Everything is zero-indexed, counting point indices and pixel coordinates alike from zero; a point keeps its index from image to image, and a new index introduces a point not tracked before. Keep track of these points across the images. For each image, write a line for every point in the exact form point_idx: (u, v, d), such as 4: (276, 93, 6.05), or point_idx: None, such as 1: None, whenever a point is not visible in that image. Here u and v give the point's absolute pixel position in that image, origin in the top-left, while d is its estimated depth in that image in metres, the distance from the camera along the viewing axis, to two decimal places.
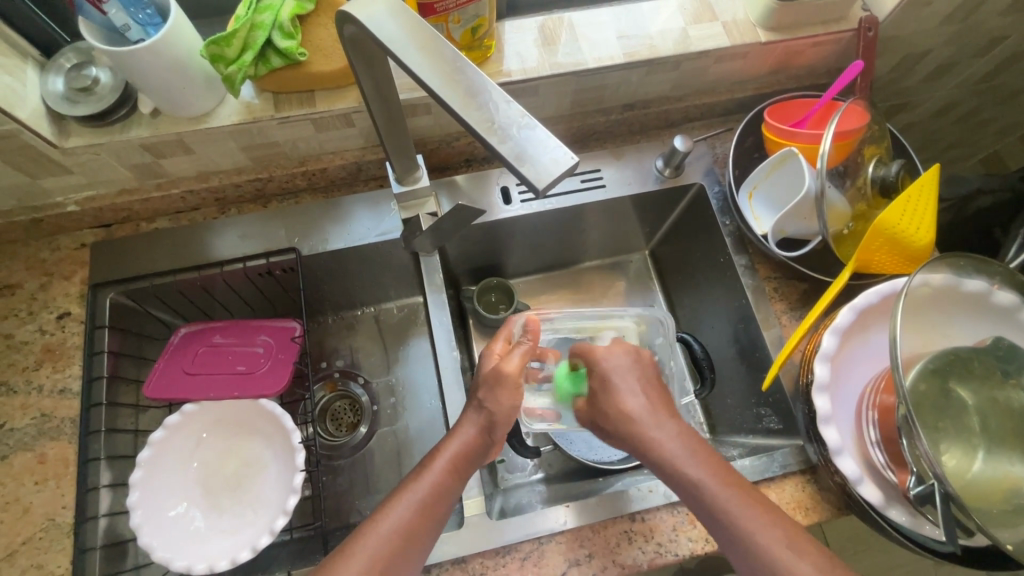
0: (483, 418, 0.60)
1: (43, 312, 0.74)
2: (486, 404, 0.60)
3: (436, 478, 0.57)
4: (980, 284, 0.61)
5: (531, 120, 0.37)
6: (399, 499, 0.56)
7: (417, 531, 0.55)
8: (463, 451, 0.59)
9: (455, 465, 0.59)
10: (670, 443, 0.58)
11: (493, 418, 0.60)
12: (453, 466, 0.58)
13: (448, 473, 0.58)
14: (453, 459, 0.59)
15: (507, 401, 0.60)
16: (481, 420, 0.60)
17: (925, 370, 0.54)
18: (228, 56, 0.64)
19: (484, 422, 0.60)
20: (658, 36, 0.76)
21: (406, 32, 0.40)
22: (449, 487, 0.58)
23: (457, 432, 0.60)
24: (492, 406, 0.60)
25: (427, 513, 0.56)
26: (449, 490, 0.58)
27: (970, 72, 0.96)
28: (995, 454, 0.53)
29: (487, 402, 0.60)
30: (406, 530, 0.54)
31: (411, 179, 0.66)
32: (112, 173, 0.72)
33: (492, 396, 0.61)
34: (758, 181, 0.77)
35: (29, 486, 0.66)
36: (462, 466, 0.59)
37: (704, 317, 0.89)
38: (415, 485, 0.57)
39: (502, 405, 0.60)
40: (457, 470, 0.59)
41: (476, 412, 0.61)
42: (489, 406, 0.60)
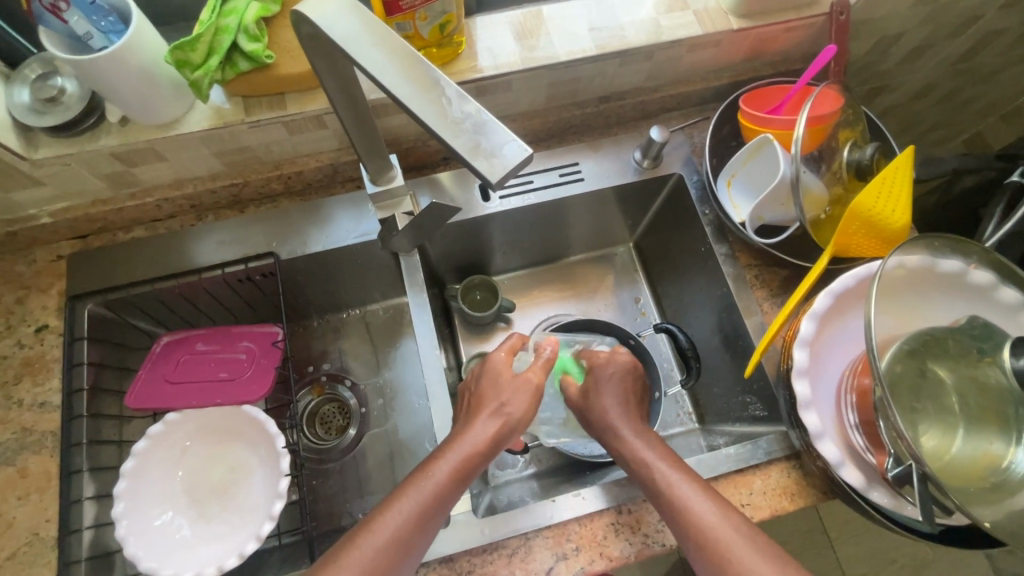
0: (508, 419, 0.61)
1: (20, 326, 0.73)
2: (508, 409, 0.61)
3: (439, 485, 0.55)
4: (955, 264, 0.61)
5: (485, 116, 0.37)
6: (396, 506, 0.54)
7: (411, 540, 0.53)
8: (469, 457, 0.57)
9: (462, 469, 0.57)
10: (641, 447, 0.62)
11: (509, 422, 0.61)
12: (458, 473, 0.56)
13: (454, 481, 0.56)
14: (460, 465, 0.57)
15: (524, 407, 0.62)
16: (493, 421, 0.60)
17: (900, 351, 0.54)
18: (193, 61, 0.63)
19: (497, 424, 0.60)
20: (630, 27, 0.76)
21: (362, 28, 0.40)
22: (452, 493, 0.56)
23: (469, 432, 0.59)
24: (514, 410, 0.61)
25: (425, 520, 0.54)
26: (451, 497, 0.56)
27: (947, 53, 0.96)
28: (973, 433, 0.53)
29: (509, 405, 0.61)
30: (404, 540, 0.52)
31: (385, 179, 0.66)
32: (85, 183, 0.71)
33: (513, 400, 0.62)
34: (736, 169, 0.77)
35: (11, 501, 0.66)
36: (466, 473, 0.57)
37: (689, 307, 0.89)
38: (421, 485, 0.55)
39: (521, 408, 0.62)
40: (460, 477, 0.56)
41: (492, 416, 0.61)
42: (508, 404, 0.62)
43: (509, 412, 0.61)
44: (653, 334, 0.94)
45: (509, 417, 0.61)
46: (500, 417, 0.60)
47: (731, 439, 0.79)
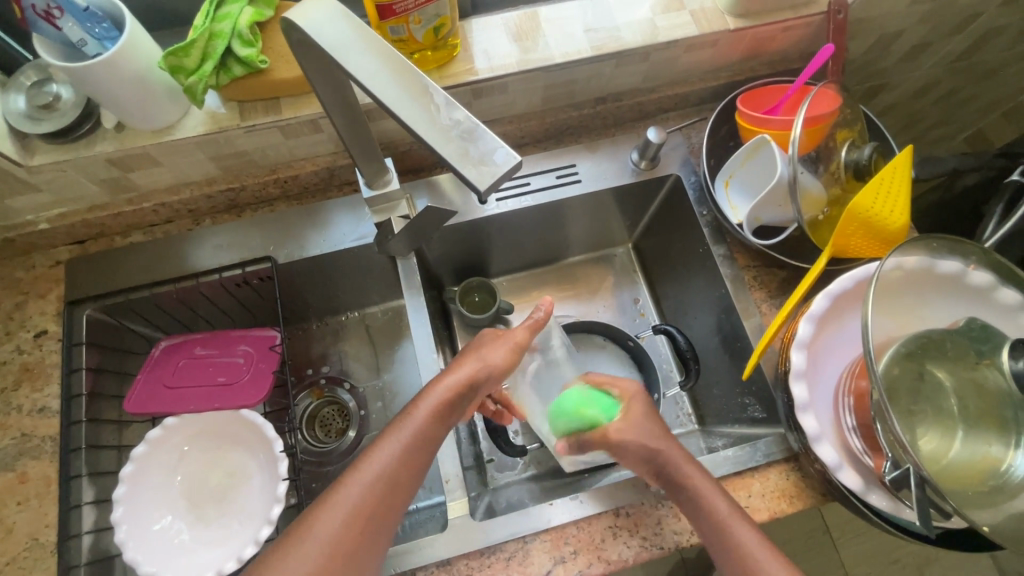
0: (484, 367, 0.62)
1: (19, 332, 0.73)
2: (486, 355, 0.62)
3: (423, 425, 0.56)
4: (954, 265, 0.61)
5: (474, 122, 0.36)
6: (381, 451, 0.54)
7: (396, 483, 0.53)
8: (450, 399, 0.59)
9: (443, 411, 0.58)
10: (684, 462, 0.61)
11: (486, 369, 0.62)
12: (439, 413, 0.58)
13: (433, 422, 0.57)
14: (439, 409, 0.58)
15: (501, 357, 0.63)
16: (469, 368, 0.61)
17: (898, 354, 0.54)
18: (187, 66, 0.63)
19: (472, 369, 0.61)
20: (625, 27, 0.76)
21: (352, 33, 0.40)
22: (434, 435, 0.57)
23: (449, 375, 0.60)
24: (491, 357, 0.62)
25: (411, 462, 0.55)
26: (432, 439, 0.57)
27: (947, 50, 0.95)
28: (972, 435, 0.53)
29: (487, 355, 0.63)
30: (389, 481, 0.53)
31: (381, 182, 0.65)
32: (81, 189, 0.72)
33: (491, 349, 0.64)
34: (734, 169, 0.76)
35: (11, 506, 0.66)
36: (446, 416, 0.58)
37: (688, 309, 0.88)
38: (404, 430, 0.56)
39: (500, 358, 0.63)
40: (443, 419, 0.58)
41: (472, 360, 0.62)
42: (485, 355, 0.63)
43: (488, 361, 0.62)
44: (652, 336, 0.94)
45: (488, 363, 0.62)
46: (477, 364, 0.62)
47: (730, 441, 0.79)
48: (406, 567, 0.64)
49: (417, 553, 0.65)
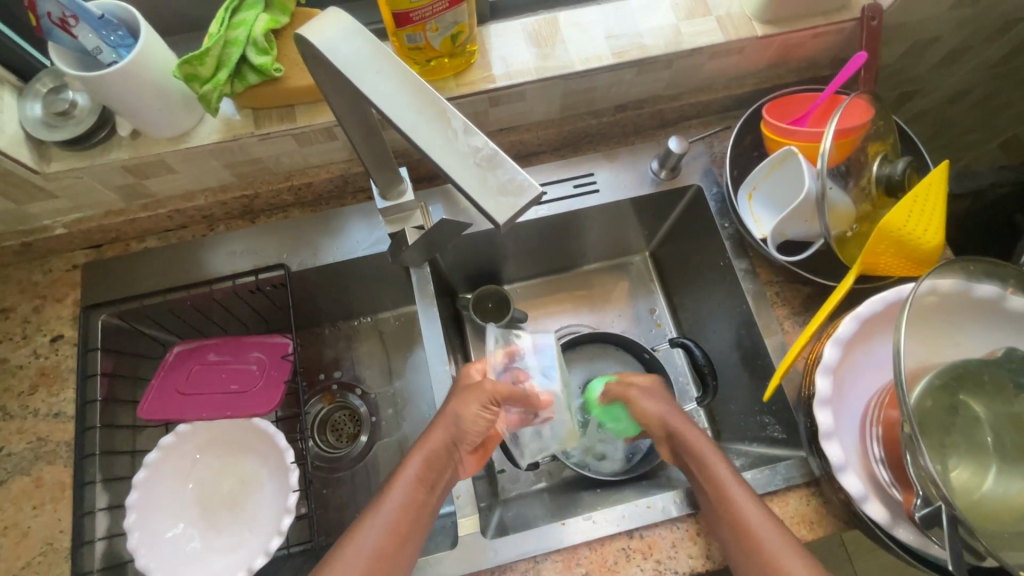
0: (458, 433, 0.64)
1: (36, 336, 0.74)
2: (456, 415, 0.65)
3: (409, 482, 0.61)
4: (992, 290, 0.58)
5: (493, 149, 0.35)
6: (370, 517, 0.58)
7: (397, 542, 0.57)
8: (430, 456, 0.63)
9: (422, 473, 0.62)
10: (746, 498, 0.59)
11: (458, 424, 0.65)
12: (424, 469, 0.62)
13: (415, 486, 0.61)
14: (422, 469, 0.62)
15: (475, 411, 0.65)
16: (444, 426, 0.65)
17: (931, 385, 0.52)
18: (202, 75, 0.62)
19: (446, 429, 0.64)
20: (648, 34, 0.73)
21: (366, 50, 0.39)
22: (420, 496, 0.60)
23: (428, 436, 0.64)
24: (461, 412, 0.65)
25: (412, 511, 0.59)
26: (419, 500, 0.60)
27: (985, 56, 0.91)
28: (1009, 472, 0.50)
29: (457, 420, 0.65)
30: (398, 528, 0.57)
31: (395, 193, 0.64)
32: (98, 195, 0.72)
33: (462, 406, 0.65)
34: (758, 181, 0.74)
35: (26, 511, 0.67)
36: (431, 474, 0.62)
37: (706, 321, 0.86)
38: (393, 494, 0.60)
39: (470, 411, 0.65)
40: (428, 472, 0.62)
41: (442, 419, 0.65)
42: (456, 418, 0.65)
43: (461, 421, 0.65)
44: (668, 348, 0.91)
45: (459, 424, 0.65)
46: (449, 422, 0.65)
47: (747, 461, 0.77)
48: None
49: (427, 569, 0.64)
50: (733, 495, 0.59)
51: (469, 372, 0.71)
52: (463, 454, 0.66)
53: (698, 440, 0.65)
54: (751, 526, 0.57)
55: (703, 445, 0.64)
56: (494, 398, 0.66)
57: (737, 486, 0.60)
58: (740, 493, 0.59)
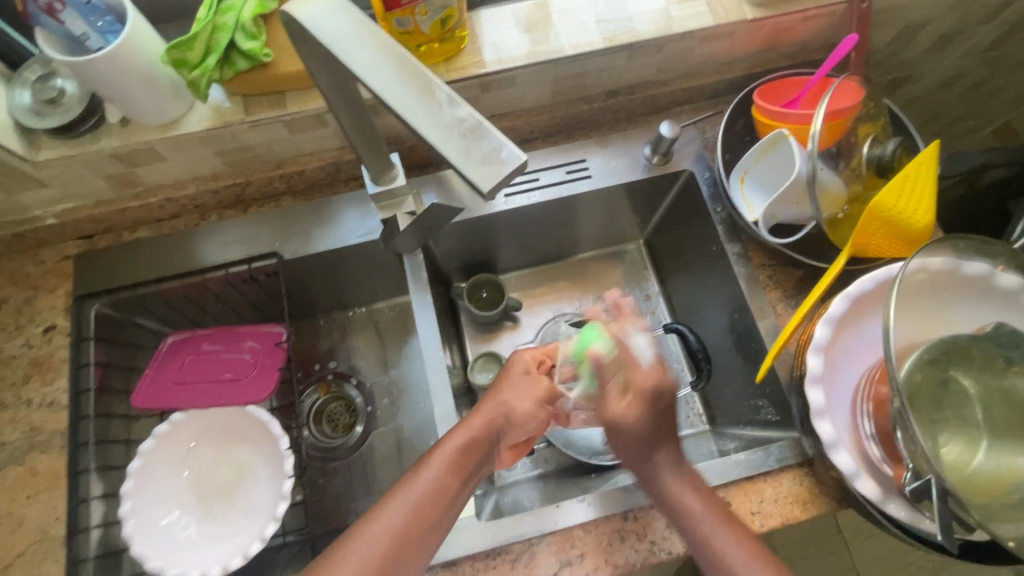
0: (509, 422, 0.62)
1: (29, 326, 0.74)
2: (507, 402, 0.62)
3: (442, 468, 0.57)
4: (982, 267, 0.58)
5: (477, 120, 0.35)
6: (399, 497, 0.55)
7: (421, 526, 0.54)
8: (469, 443, 0.59)
9: (461, 459, 0.58)
10: (673, 472, 0.60)
11: (508, 414, 0.62)
12: (460, 457, 0.58)
13: (450, 469, 0.57)
14: (461, 454, 0.58)
15: (526, 401, 0.62)
16: (492, 413, 0.61)
17: (920, 360, 0.52)
18: (191, 60, 0.62)
19: (494, 415, 0.61)
20: (638, 18, 0.73)
21: (350, 26, 0.39)
22: (453, 485, 0.57)
23: (470, 420, 0.60)
24: (514, 402, 0.62)
25: (440, 498, 0.56)
26: (452, 487, 0.57)
27: (975, 40, 0.92)
28: (998, 446, 0.51)
29: (509, 408, 0.62)
30: (424, 513, 0.55)
31: (386, 179, 0.64)
32: (88, 184, 0.71)
33: (517, 395, 0.63)
34: (750, 165, 0.74)
35: (21, 500, 0.67)
36: (469, 461, 0.58)
37: (700, 307, 0.86)
38: (426, 474, 0.56)
39: (523, 403, 0.62)
40: (463, 462, 0.58)
41: (493, 405, 0.62)
42: (506, 404, 0.62)
43: (510, 409, 0.62)
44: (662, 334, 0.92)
45: (508, 412, 0.62)
46: (496, 410, 0.61)
47: (742, 444, 0.77)
48: None
49: None
50: (664, 473, 0.60)
51: (523, 358, 0.66)
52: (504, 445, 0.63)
53: (643, 431, 0.61)
54: (690, 507, 0.58)
55: (653, 431, 0.61)
56: (550, 394, 0.64)
57: (667, 465, 0.60)
58: (674, 471, 0.60)
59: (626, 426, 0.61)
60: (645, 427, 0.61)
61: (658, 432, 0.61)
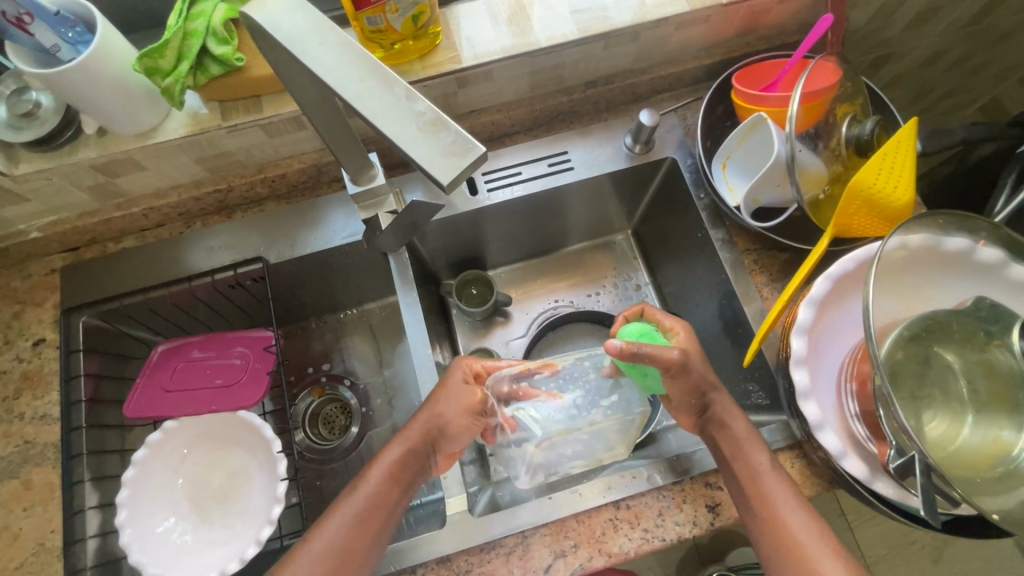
0: (440, 446, 0.63)
1: (18, 341, 0.74)
2: (437, 411, 0.64)
3: (376, 483, 0.60)
4: (961, 242, 0.58)
5: (436, 113, 0.36)
6: (338, 512, 0.58)
7: (364, 533, 0.57)
8: (404, 456, 0.62)
9: (398, 470, 0.61)
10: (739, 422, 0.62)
11: (441, 425, 0.63)
12: (394, 472, 0.61)
13: (388, 481, 0.60)
14: (399, 465, 0.61)
15: (456, 410, 0.64)
16: (426, 424, 0.63)
17: (901, 337, 0.52)
18: (163, 68, 0.63)
19: (428, 427, 0.63)
20: (612, 7, 0.73)
21: (308, 26, 0.39)
22: (391, 495, 0.60)
23: (403, 436, 0.63)
24: (443, 411, 0.64)
25: (377, 509, 0.59)
26: (391, 494, 0.60)
27: (956, 16, 0.91)
28: (981, 419, 0.50)
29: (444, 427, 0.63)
30: (360, 523, 0.57)
31: (365, 178, 0.64)
32: (70, 196, 0.72)
33: (447, 404, 0.64)
34: (731, 150, 0.74)
35: (17, 513, 0.67)
36: (406, 471, 0.61)
37: (689, 295, 0.86)
38: (366, 484, 0.60)
39: (453, 408, 0.64)
40: (397, 477, 0.61)
41: (424, 417, 0.64)
42: (441, 419, 0.63)
43: (444, 423, 0.63)
44: None
45: (441, 420, 0.63)
46: (431, 420, 0.63)
47: None
48: (405, 565, 0.64)
49: (416, 549, 0.65)
50: (727, 419, 0.63)
51: (461, 367, 0.68)
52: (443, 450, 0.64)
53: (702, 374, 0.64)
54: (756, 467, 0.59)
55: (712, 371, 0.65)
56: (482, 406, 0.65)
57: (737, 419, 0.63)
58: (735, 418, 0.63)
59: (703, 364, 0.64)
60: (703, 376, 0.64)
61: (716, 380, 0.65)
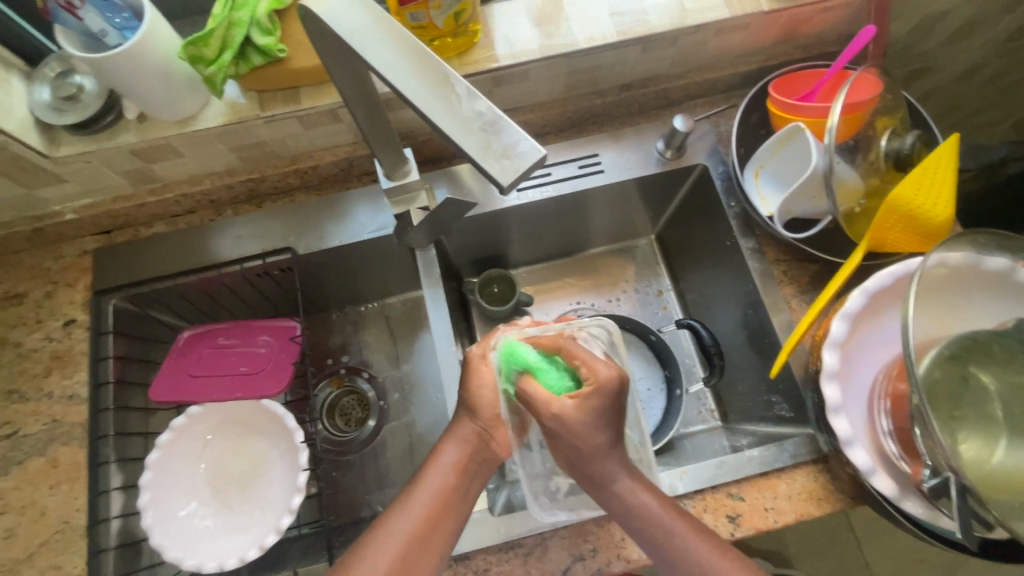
0: (480, 420, 0.59)
1: (49, 320, 0.75)
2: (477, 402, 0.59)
3: (445, 475, 0.56)
4: (1002, 263, 0.57)
5: (496, 115, 0.37)
6: (402, 509, 0.54)
7: (434, 530, 0.53)
8: (468, 448, 0.58)
9: (465, 462, 0.57)
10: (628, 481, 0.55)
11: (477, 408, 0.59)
12: (461, 465, 0.57)
13: (454, 474, 0.57)
14: (461, 458, 0.58)
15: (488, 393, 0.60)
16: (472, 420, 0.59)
17: (939, 356, 0.52)
18: (207, 56, 0.63)
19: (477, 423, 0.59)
20: (652, 11, 0.73)
21: (369, 21, 0.40)
22: (458, 485, 0.56)
23: (459, 427, 0.59)
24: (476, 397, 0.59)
25: (448, 502, 0.55)
26: (458, 488, 0.56)
27: (997, 31, 0.90)
28: (1020, 443, 0.50)
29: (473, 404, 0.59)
30: (431, 517, 0.54)
31: (400, 173, 0.64)
32: (105, 179, 0.72)
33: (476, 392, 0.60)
34: (764, 159, 0.73)
35: (43, 490, 0.68)
36: (470, 464, 0.58)
37: (713, 302, 0.86)
38: (427, 481, 0.56)
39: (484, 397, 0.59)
40: (464, 468, 0.57)
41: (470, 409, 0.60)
42: (472, 402, 0.60)
43: (477, 404, 0.59)
44: (674, 329, 0.91)
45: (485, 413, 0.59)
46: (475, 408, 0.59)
47: (755, 440, 0.77)
48: None
49: None
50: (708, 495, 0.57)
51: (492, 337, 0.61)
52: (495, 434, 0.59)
53: (593, 445, 0.54)
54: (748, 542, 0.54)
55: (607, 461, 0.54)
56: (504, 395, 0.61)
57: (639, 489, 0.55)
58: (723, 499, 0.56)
59: (572, 433, 0.54)
60: (597, 446, 0.54)
61: (612, 449, 0.55)
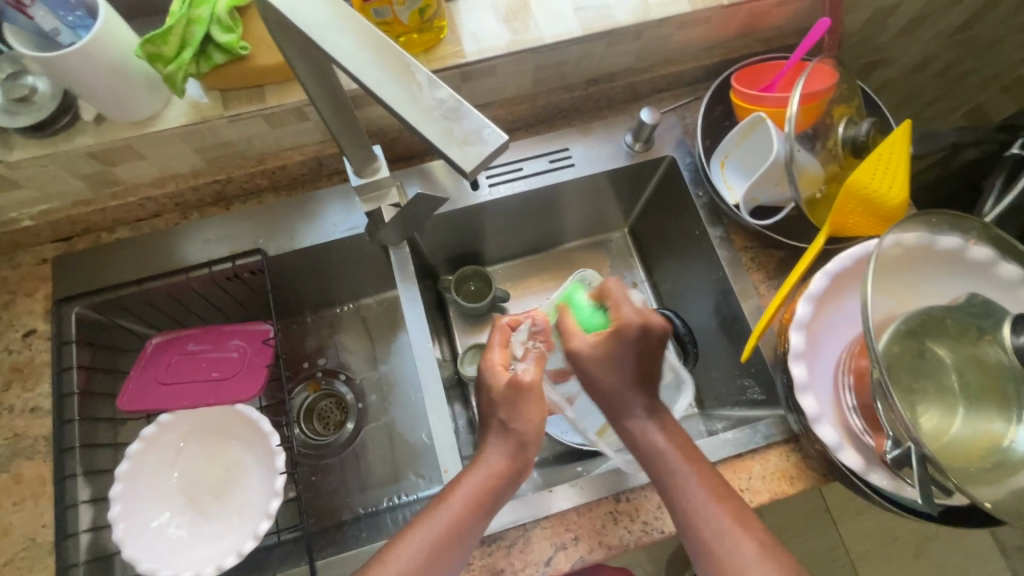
0: (515, 455, 0.58)
1: (8, 331, 0.72)
2: (512, 426, 0.58)
3: (458, 508, 0.55)
4: (953, 241, 0.60)
5: (457, 102, 0.37)
6: (414, 536, 0.54)
7: (436, 565, 0.53)
8: (491, 483, 0.57)
9: (480, 497, 0.56)
10: (644, 422, 0.59)
11: (521, 441, 0.58)
12: (476, 500, 0.56)
13: (469, 506, 0.56)
14: (480, 492, 0.57)
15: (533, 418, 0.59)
16: (509, 446, 0.58)
17: (898, 332, 0.53)
18: (166, 54, 0.62)
19: (513, 453, 0.58)
20: (616, 5, 0.74)
21: (328, 13, 0.40)
22: (472, 519, 0.56)
23: (483, 460, 0.58)
24: (519, 426, 0.58)
25: (456, 536, 0.55)
26: (471, 523, 0.56)
27: (945, 23, 0.94)
28: (973, 411, 0.52)
29: (520, 434, 0.58)
30: (438, 549, 0.54)
31: (370, 170, 0.63)
32: (64, 183, 0.70)
33: (516, 415, 0.59)
34: (729, 150, 0.75)
35: (7, 507, 0.65)
36: (489, 500, 0.57)
37: (686, 293, 0.87)
38: (440, 514, 0.55)
39: (528, 421, 0.59)
40: (481, 505, 0.56)
41: (501, 436, 0.59)
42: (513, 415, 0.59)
43: (514, 420, 0.58)
44: None
45: (518, 440, 0.58)
46: (512, 444, 0.58)
47: (730, 423, 0.78)
48: None
49: None
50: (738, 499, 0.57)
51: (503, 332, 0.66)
52: (527, 468, 0.60)
53: (614, 385, 0.60)
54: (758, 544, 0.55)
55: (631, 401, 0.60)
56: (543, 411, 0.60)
57: (653, 431, 0.59)
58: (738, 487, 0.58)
59: (591, 375, 0.61)
60: (617, 387, 0.60)
61: (632, 387, 0.60)
